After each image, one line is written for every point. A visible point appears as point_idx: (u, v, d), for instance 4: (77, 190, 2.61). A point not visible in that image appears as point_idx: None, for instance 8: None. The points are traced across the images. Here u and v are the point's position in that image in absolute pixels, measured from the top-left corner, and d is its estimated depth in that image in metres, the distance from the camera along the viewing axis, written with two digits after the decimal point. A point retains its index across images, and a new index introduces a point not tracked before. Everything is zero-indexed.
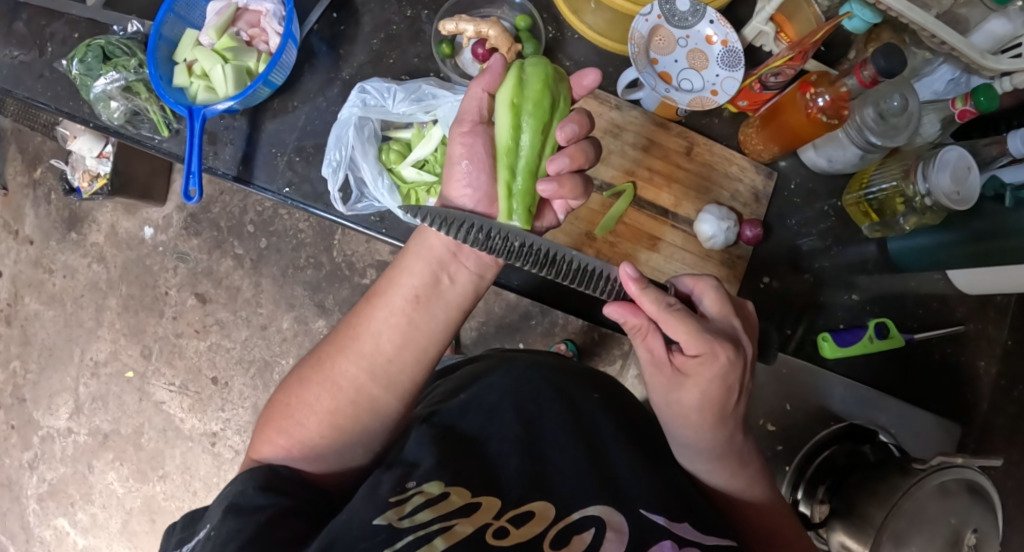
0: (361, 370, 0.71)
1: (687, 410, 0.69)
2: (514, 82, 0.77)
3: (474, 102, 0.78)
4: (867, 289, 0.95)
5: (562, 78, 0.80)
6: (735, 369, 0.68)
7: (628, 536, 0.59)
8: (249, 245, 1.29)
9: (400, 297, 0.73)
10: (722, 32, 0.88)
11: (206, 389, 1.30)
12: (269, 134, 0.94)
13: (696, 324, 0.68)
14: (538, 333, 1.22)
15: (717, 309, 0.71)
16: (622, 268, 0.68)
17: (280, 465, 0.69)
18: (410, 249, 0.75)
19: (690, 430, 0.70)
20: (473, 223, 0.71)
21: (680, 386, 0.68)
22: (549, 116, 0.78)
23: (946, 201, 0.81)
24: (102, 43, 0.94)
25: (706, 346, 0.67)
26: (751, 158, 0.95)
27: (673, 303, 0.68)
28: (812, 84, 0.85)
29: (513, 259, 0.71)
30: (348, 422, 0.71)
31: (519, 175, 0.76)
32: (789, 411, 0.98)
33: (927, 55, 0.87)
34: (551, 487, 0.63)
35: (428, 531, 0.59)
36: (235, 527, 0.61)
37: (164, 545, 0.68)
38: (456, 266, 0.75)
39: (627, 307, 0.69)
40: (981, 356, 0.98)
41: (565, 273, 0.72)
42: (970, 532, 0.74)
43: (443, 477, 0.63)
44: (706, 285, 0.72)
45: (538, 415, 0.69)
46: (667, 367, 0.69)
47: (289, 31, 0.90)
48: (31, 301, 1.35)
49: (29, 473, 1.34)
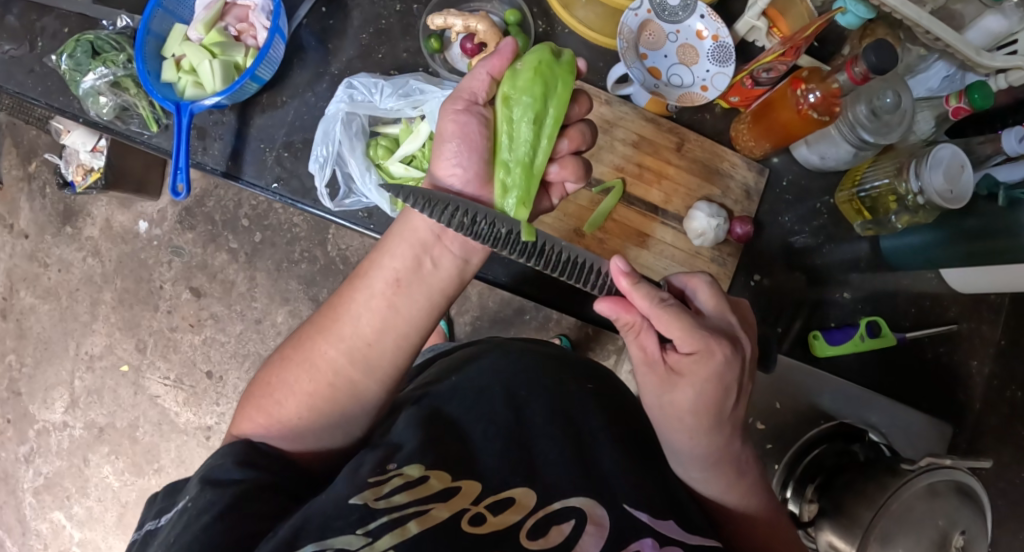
0: (340, 353, 0.71)
1: (681, 413, 0.67)
2: (507, 74, 0.75)
3: (477, 83, 0.75)
4: (859, 287, 0.95)
5: (559, 62, 0.77)
6: (733, 367, 0.66)
7: (608, 531, 0.59)
8: (243, 239, 1.29)
9: (381, 281, 0.73)
10: (713, 27, 0.88)
11: (201, 383, 1.30)
12: (258, 129, 0.93)
13: (690, 320, 0.66)
14: (532, 327, 1.21)
15: (712, 305, 0.70)
16: (612, 262, 0.67)
17: (259, 442, 0.69)
18: (393, 234, 0.75)
19: (684, 435, 0.68)
20: (458, 206, 0.69)
21: (673, 386, 0.66)
22: (542, 104, 0.76)
23: (940, 200, 0.80)
24: (91, 39, 0.95)
25: (701, 343, 0.65)
26: (743, 155, 0.94)
27: (665, 298, 0.67)
28: (802, 81, 0.84)
29: (499, 246, 0.70)
30: (327, 404, 0.70)
31: (512, 169, 0.75)
32: (778, 410, 0.95)
33: (921, 51, 0.86)
34: (535, 475, 0.63)
35: (401, 514, 0.58)
36: (212, 498, 0.61)
37: (144, 514, 0.68)
38: (440, 249, 0.74)
39: (620, 304, 0.68)
40: (973, 356, 0.97)
41: (554, 263, 0.72)
42: (959, 534, 0.74)
43: (424, 461, 0.63)
44: (700, 281, 0.71)
45: (524, 402, 0.69)
46: (660, 366, 0.67)
47: (277, 26, 0.89)
48: (26, 295, 1.35)
49: (26, 467, 1.34)
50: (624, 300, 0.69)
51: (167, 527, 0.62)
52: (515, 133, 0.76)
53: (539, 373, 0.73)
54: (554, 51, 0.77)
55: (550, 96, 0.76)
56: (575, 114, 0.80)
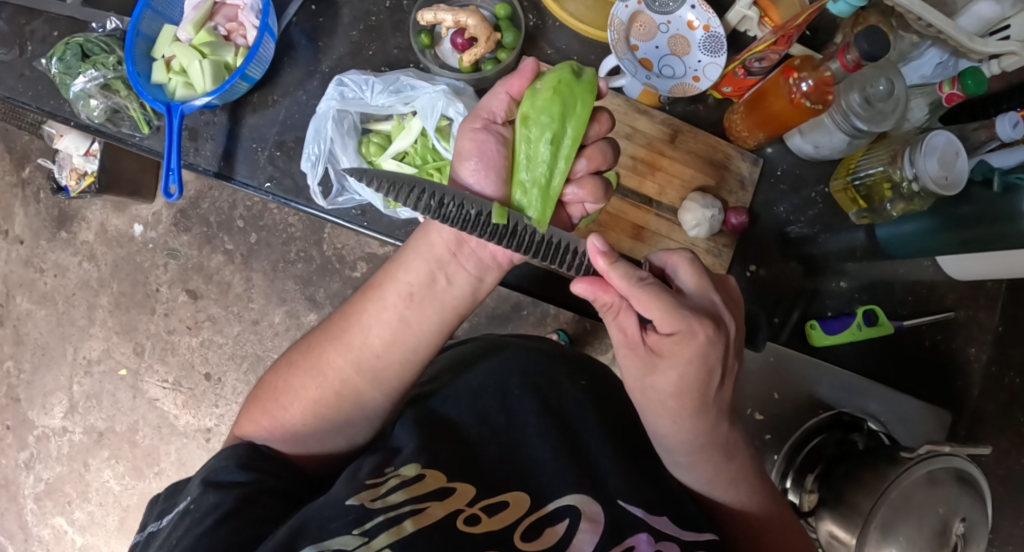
0: (349, 363, 0.71)
1: (663, 397, 0.65)
2: (527, 94, 0.73)
3: (496, 102, 0.74)
4: (856, 277, 0.95)
5: (581, 82, 0.75)
6: (717, 348, 0.64)
7: (603, 527, 0.59)
8: (238, 240, 1.28)
9: (393, 293, 0.72)
10: (704, 17, 0.89)
11: (199, 385, 1.30)
12: (250, 129, 0.93)
13: (671, 300, 0.64)
14: (530, 322, 1.19)
15: (694, 283, 0.68)
16: (590, 241, 0.65)
17: (261, 445, 0.68)
18: (409, 248, 0.75)
19: (668, 419, 0.66)
20: (426, 189, 0.66)
21: (654, 368, 0.65)
22: (561, 124, 0.73)
23: (934, 186, 0.80)
24: (80, 41, 0.94)
25: (682, 324, 0.63)
26: (736, 145, 0.94)
27: (644, 277, 0.65)
28: (795, 70, 0.83)
29: (468, 229, 0.67)
30: (332, 411, 0.70)
31: (528, 188, 0.72)
32: (777, 400, 0.95)
33: (915, 38, 0.85)
34: (530, 477, 0.63)
35: (398, 513, 0.58)
36: (214, 501, 0.61)
37: (146, 518, 0.68)
38: (454, 267, 0.73)
39: (598, 284, 0.67)
40: (971, 343, 0.97)
41: (528, 245, 0.70)
42: (959, 521, 0.74)
43: (420, 460, 0.63)
44: (681, 259, 0.69)
45: (520, 405, 0.69)
46: (640, 348, 0.65)
47: (266, 24, 0.89)
48: (22, 301, 1.35)
49: (26, 472, 1.34)
50: (602, 279, 0.67)
51: (169, 529, 0.62)
52: (534, 153, 0.73)
53: (537, 372, 0.73)
54: (574, 70, 0.75)
55: (569, 116, 0.73)
56: (594, 133, 0.75)
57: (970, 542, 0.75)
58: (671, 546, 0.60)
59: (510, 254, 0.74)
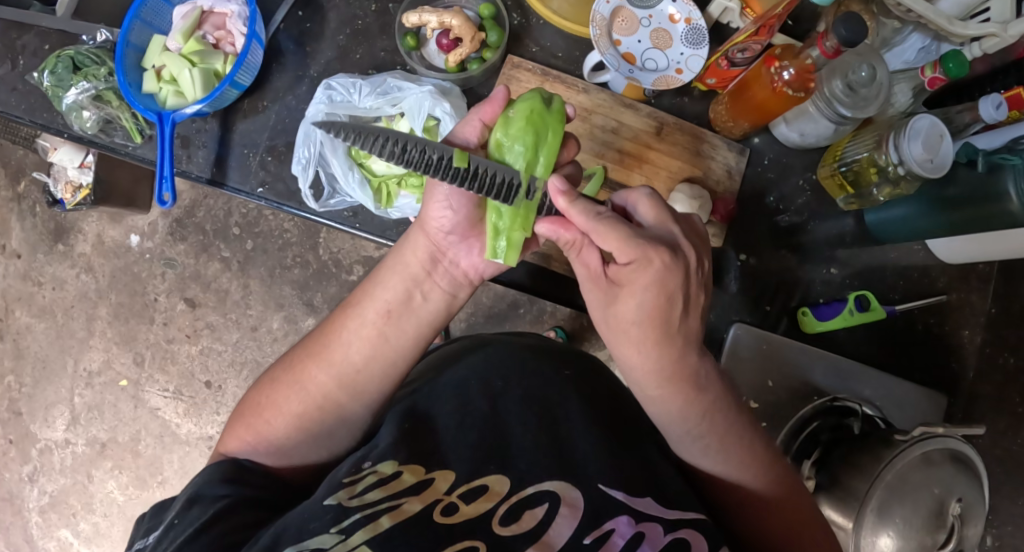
0: (330, 378, 0.71)
1: (626, 325, 0.67)
2: (500, 121, 0.74)
3: (469, 129, 0.75)
4: (846, 264, 0.96)
5: (552, 109, 0.76)
6: (675, 275, 0.65)
7: (581, 512, 0.60)
8: (235, 247, 1.29)
9: (372, 311, 0.73)
10: (684, 10, 0.90)
11: (200, 393, 1.30)
12: (241, 135, 0.94)
13: (627, 230, 0.66)
14: (527, 320, 1.19)
15: (653, 217, 0.69)
16: (550, 183, 0.68)
17: (245, 460, 0.69)
18: (385, 266, 0.75)
19: (632, 350, 0.67)
20: (391, 137, 0.68)
21: (616, 297, 0.67)
22: (534, 152, 0.74)
23: (920, 169, 0.80)
24: (71, 54, 0.95)
25: (638, 252, 0.65)
26: (723, 135, 0.95)
27: (602, 212, 0.67)
28: (776, 59, 0.84)
29: (432, 172, 0.68)
30: (316, 424, 0.71)
31: (503, 213, 0.74)
32: (772, 387, 0.95)
33: (896, 24, 0.85)
34: (507, 461, 0.63)
35: (375, 510, 0.59)
36: (198, 514, 0.62)
37: (135, 535, 0.68)
38: (430, 284, 0.75)
39: (560, 223, 0.70)
40: (965, 325, 0.97)
41: (488, 185, 0.71)
42: (954, 501, 0.74)
43: (397, 456, 0.64)
44: (640, 194, 0.71)
45: (501, 394, 0.70)
46: (603, 280, 0.68)
47: (254, 31, 0.90)
48: (22, 315, 1.35)
49: (30, 486, 1.35)
50: (564, 220, 0.70)
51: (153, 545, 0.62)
52: None
53: (518, 365, 0.73)
54: (545, 98, 0.76)
55: (541, 145, 0.75)
56: (563, 157, 0.78)
57: (968, 522, 0.74)
58: (652, 527, 0.60)
59: (480, 270, 0.77)
